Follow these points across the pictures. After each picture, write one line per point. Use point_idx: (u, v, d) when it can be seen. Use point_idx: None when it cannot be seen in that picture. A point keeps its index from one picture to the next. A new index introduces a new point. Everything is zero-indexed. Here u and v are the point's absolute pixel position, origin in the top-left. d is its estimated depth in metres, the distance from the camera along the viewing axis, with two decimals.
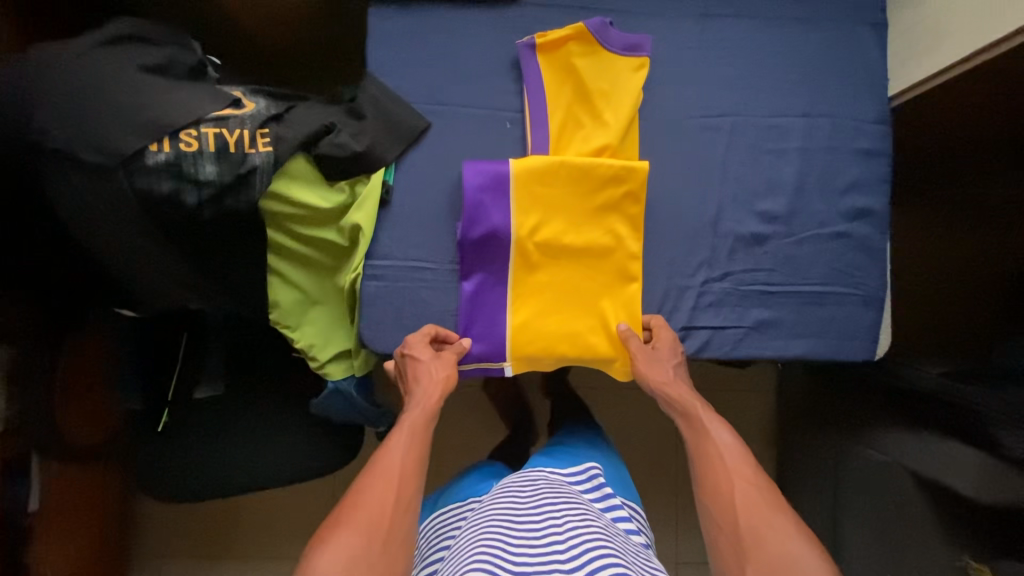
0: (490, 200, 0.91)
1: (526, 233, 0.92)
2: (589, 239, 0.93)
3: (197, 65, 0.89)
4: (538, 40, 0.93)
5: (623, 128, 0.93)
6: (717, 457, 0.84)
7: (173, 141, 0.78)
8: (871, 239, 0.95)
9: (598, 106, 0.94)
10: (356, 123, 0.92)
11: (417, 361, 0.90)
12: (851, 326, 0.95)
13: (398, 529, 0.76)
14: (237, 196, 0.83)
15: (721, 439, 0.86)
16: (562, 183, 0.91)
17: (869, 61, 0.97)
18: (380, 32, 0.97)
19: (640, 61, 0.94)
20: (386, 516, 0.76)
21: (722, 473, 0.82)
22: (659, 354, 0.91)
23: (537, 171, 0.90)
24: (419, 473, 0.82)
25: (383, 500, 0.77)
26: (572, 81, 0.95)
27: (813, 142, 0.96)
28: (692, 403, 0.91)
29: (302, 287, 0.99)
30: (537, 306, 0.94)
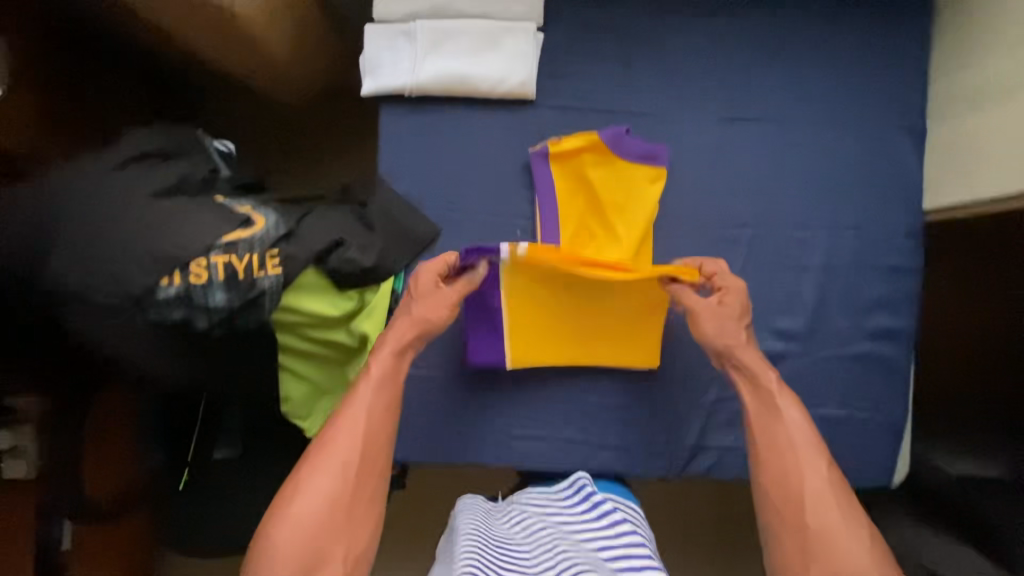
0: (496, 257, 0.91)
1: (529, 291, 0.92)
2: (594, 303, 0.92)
3: (208, 175, 0.90)
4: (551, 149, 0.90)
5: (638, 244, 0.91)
6: (787, 442, 0.76)
7: (183, 273, 0.78)
8: (894, 361, 0.92)
9: (613, 219, 0.91)
10: (366, 233, 0.91)
11: (412, 298, 0.86)
12: (867, 450, 0.92)
13: (364, 487, 0.77)
14: (247, 317, 0.84)
15: (790, 420, 0.77)
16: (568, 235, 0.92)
17: (904, 172, 0.91)
18: (391, 135, 0.95)
19: (659, 173, 0.91)
20: (352, 475, 0.77)
21: (790, 457, 0.74)
22: (727, 312, 0.83)
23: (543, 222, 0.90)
24: (387, 420, 0.81)
25: (348, 464, 0.77)
26: (585, 192, 0.92)
27: (837, 257, 0.92)
28: (764, 373, 0.81)
29: (311, 379, 1.02)
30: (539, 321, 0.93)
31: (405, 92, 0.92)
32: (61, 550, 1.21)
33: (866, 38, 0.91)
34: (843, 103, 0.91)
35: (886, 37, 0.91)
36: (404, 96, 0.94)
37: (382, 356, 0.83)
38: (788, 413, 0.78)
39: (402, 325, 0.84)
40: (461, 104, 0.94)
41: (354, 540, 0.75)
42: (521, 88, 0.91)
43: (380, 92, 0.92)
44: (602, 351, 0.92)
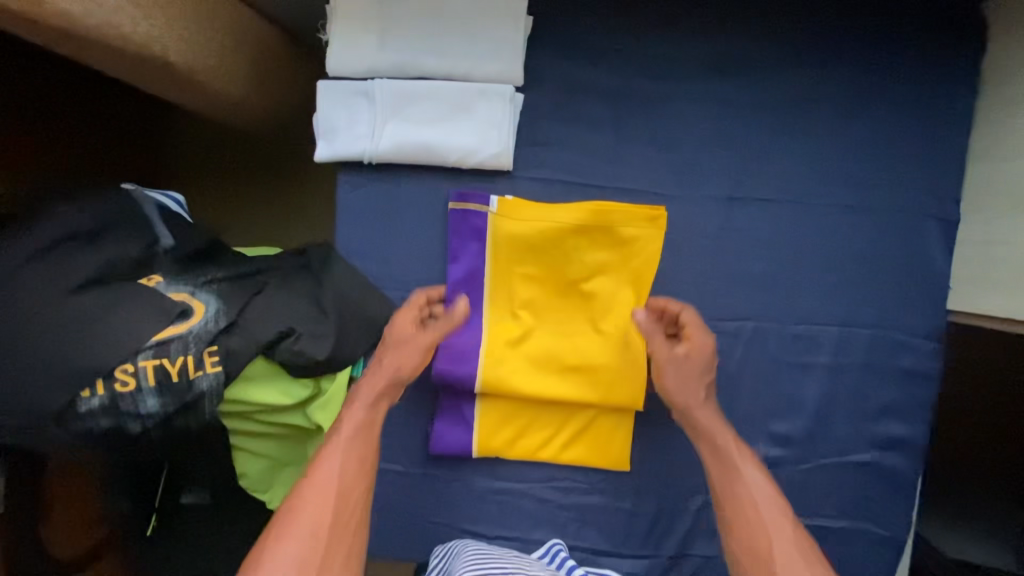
0: (467, 285, 0.83)
1: (501, 337, 0.83)
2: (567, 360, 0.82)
3: (143, 254, 0.81)
4: (518, 230, 0.80)
5: (621, 338, 0.82)
6: (761, 497, 0.66)
7: (107, 381, 0.70)
8: (901, 472, 0.83)
9: (596, 302, 0.83)
10: (319, 318, 0.82)
11: (385, 348, 0.77)
12: (864, 565, 0.84)
13: (337, 549, 0.63)
14: (185, 418, 0.76)
15: (753, 480, 0.68)
16: (543, 264, 0.82)
17: (929, 265, 0.80)
18: (349, 205, 0.84)
19: (650, 261, 0.80)
20: (324, 535, 0.63)
21: (756, 521, 0.64)
22: (687, 362, 0.75)
23: (518, 219, 0.80)
24: (363, 477, 0.69)
25: (318, 524, 0.63)
26: (556, 272, 0.83)
27: (845, 358, 0.82)
28: (720, 435, 0.72)
29: (269, 455, 0.96)
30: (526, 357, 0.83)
31: (364, 160, 0.81)
32: None
33: (895, 112, 0.78)
34: (863, 184, 0.80)
35: (919, 109, 0.78)
36: (363, 163, 0.82)
37: (355, 409, 0.72)
38: (751, 474, 0.68)
39: (375, 367, 0.75)
40: (427, 172, 0.83)
41: None
42: (495, 158, 0.80)
43: (336, 159, 0.81)
44: (580, 437, 0.85)
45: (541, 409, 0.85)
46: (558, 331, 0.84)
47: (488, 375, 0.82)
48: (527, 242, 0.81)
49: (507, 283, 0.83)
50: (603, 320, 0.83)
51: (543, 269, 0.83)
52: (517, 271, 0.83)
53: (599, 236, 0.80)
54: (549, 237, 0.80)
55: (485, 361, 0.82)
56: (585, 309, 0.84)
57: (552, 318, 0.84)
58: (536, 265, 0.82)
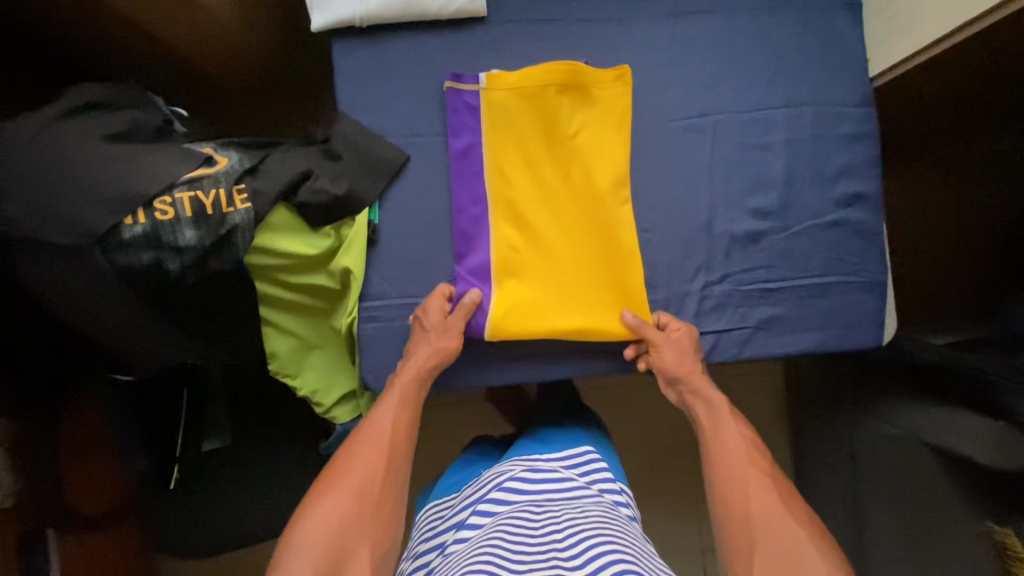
0: (467, 154, 0.92)
1: (501, 203, 0.92)
2: (560, 225, 0.92)
3: (163, 125, 0.88)
4: (504, 95, 0.91)
5: (610, 176, 0.92)
6: (736, 446, 0.83)
7: (147, 211, 0.76)
8: (867, 224, 0.94)
9: (582, 158, 0.93)
10: (334, 165, 0.90)
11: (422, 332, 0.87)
12: (855, 314, 0.94)
13: (386, 494, 0.77)
14: (221, 256, 0.82)
15: (733, 432, 0.84)
16: (530, 130, 0.92)
17: (846, 44, 0.95)
18: (347, 68, 0.94)
19: (622, 112, 0.93)
20: (378, 480, 0.78)
21: (730, 464, 0.81)
22: (674, 340, 0.89)
23: (505, 88, 0.91)
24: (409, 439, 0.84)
25: (374, 468, 0.78)
26: (545, 131, 0.92)
27: (797, 133, 0.95)
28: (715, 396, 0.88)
29: (300, 335, 1.00)
30: (532, 216, 0.92)
31: (356, 23, 0.92)
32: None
33: None
34: None
35: None
36: (355, 28, 0.93)
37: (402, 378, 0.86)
38: (733, 427, 0.85)
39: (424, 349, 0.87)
40: (413, 29, 0.94)
41: (377, 539, 0.74)
42: (471, 4, 0.92)
43: (330, 26, 0.92)
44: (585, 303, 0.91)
45: (554, 261, 0.92)
46: (552, 190, 0.92)
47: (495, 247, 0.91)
48: (514, 108, 0.91)
49: (502, 150, 0.92)
50: (590, 181, 0.92)
51: (530, 134, 0.92)
52: (508, 140, 0.92)
53: (575, 98, 0.93)
54: (531, 104, 0.91)
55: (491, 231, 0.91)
56: (578, 157, 0.93)
57: (546, 180, 0.92)
58: (524, 130, 0.92)
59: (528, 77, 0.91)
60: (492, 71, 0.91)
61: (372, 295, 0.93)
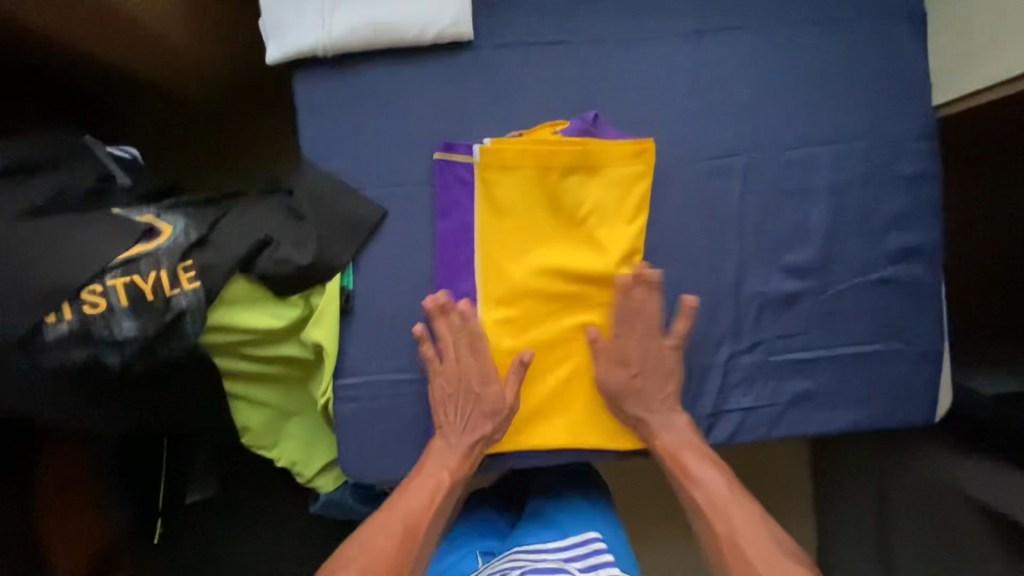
0: (457, 235, 0.79)
1: (493, 293, 0.79)
2: (562, 324, 0.80)
3: (98, 184, 0.76)
4: (499, 168, 0.77)
5: (616, 256, 0.78)
6: (714, 496, 0.74)
7: (74, 304, 0.65)
8: (922, 282, 0.81)
9: (589, 244, 0.79)
10: (298, 227, 0.77)
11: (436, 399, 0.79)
12: (903, 388, 0.81)
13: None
14: (168, 344, 0.70)
15: (705, 479, 0.75)
16: (531, 211, 0.79)
17: (907, 66, 0.80)
18: (311, 106, 0.80)
19: (636, 180, 0.78)
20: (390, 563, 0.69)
21: (726, 528, 0.71)
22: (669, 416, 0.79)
23: (503, 162, 0.77)
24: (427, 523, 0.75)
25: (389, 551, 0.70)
26: (548, 208, 0.79)
27: (844, 174, 0.80)
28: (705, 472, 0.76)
29: (272, 405, 0.89)
30: (529, 307, 0.79)
31: (320, 53, 0.78)
32: None
33: None
34: None
35: None
36: (319, 58, 0.79)
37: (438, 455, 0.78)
38: (700, 472, 0.76)
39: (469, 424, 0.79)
40: (388, 57, 0.80)
41: None
42: (456, 28, 0.77)
43: (290, 58, 0.78)
44: (591, 413, 0.81)
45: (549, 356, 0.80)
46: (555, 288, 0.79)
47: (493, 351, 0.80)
48: (512, 184, 0.78)
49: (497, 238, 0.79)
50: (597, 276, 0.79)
51: (531, 219, 0.79)
52: (502, 229, 0.79)
53: (585, 175, 0.78)
54: (532, 183, 0.78)
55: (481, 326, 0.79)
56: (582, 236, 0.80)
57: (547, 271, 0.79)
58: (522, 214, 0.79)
59: (527, 153, 0.76)
60: (488, 142, 0.77)
61: (348, 372, 0.81)
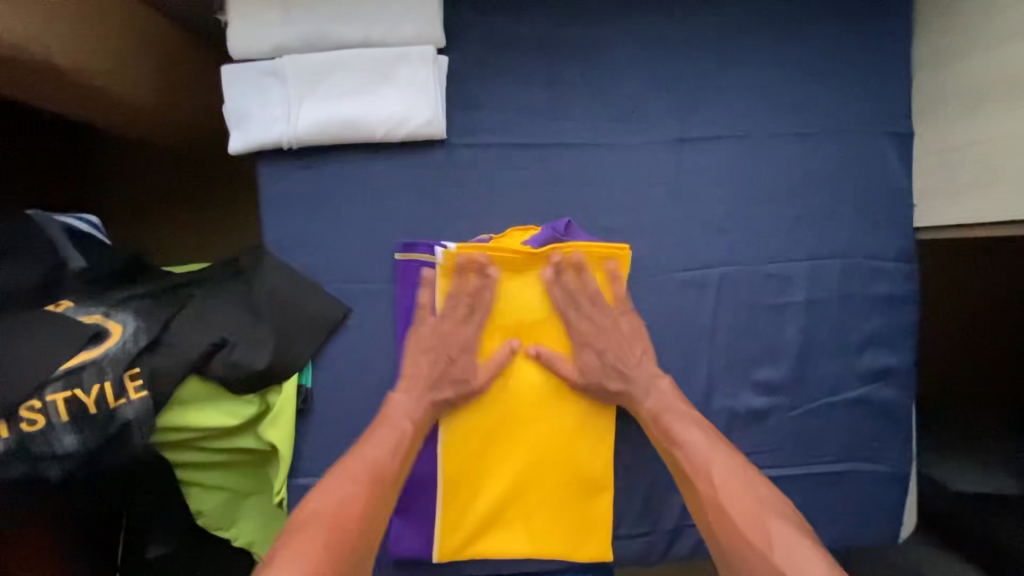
0: None
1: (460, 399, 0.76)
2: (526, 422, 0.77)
3: (47, 277, 0.73)
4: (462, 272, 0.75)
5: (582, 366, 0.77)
6: (698, 461, 0.67)
7: (12, 422, 0.62)
8: (895, 404, 0.79)
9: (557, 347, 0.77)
10: (255, 326, 0.74)
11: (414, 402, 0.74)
12: (871, 508, 0.80)
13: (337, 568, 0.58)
14: (113, 453, 0.68)
15: (690, 441, 0.68)
16: (498, 313, 0.77)
17: (890, 184, 0.78)
18: (275, 197, 0.77)
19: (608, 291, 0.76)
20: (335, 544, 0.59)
21: (706, 491, 0.65)
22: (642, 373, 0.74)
23: (470, 269, 0.75)
24: (375, 504, 0.65)
25: (336, 534, 0.60)
26: (515, 311, 0.77)
27: (821, 291, 0.78)
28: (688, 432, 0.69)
29: (229, 487, 0.87)
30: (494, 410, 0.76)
31: (284, 146, 0.75)
32: None
33: (833, 33, 0.77)
34: (810, 109, 0.77)
35: (854, 26, 0.77)
36: (285, 149, 0.76)
37: (391, 425, 0.71)
38: (686, 435, 0.69)
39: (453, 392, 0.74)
40: (357, 151, 0.77)
41: None
42: (427, 127, 0.74)
43: (253, 149, 0.75)
44: (552, 516, 0.78)
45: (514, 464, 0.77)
46: (538, 366, 0.77)
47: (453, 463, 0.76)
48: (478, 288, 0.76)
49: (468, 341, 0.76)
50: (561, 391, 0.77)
51: (501, 327, 0.77)
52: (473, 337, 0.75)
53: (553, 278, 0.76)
54: (500, 287, 0.76)
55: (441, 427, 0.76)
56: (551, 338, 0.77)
57: (525, 360, 0.77)
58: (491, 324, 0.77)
59: (492, 260, 0.75)
60: (451, 247, 0.74)
61: (305, 469, 0.79)
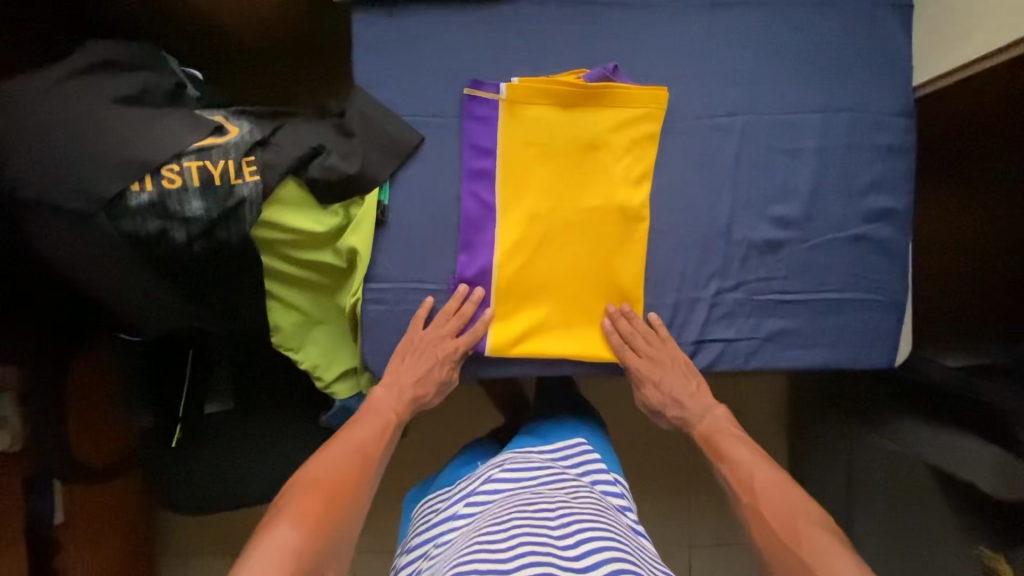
0: (485, 160, 0.90)
1: (515, 212, 0.90)
2: (569, 237, 0.90)
3: (175, 89, 0.86)
4: (521, 99, 0.88)
5: (622, 189, 0.90)
6: (743, 472, 0.86)
7: (155, 178, 0.75)
8: (893, 242, 0.91)
9: (600, 174, 0.90)
10: (346, 142, 0.88)
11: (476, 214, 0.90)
12: (870, 334, 0.91)
13: (341, 511, 0.79)
14: (227, 228, 0.80)
15: (735, 459, 0.88)
16: (549, 141, 0.89)
17: (893, 50, 0.90)
18: (366, 39, 0.91)
19: (646, 131, 0.90)
20: (333, 493, 0.81)
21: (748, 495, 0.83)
22: (700, 394, 0.93)
23: (528, 99, 0.88)
24: (372, 450, 0.88)
25: (333, 483, 0.81)
26: (565, 139, 0.89)
27: (830, 140, 0.91)
28: (737, 453, 0.89)
29: (303, 309, 0.98)
30: (543, 223, 0.90)
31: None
32: (54, 524, 1.18)
33: None
34: None
35: None
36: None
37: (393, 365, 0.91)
38: (734, 453, 0.89)
39: (429, 366, 0.89)
40: (438, 3, 0.91)
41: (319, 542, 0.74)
42: None
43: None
44: (587, 321, 0.92)
45: (556, 272, 0.91)
46: (583, 190, 0.90)
47: (510, 267, 0.90)
48: (534, 115, 0.89)
49: (519, 167, 0.90)
50: (601, 215, 0.90)
51: (550, 153, 0.89)
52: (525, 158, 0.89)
53: (600, 114, 0.89)
54: (552, 117, 0.89)
55: (495, 232, 0.90)
56: (595, 166, 0.90)
57: (572, 183, 0.90)
58: (542, 150, 0.89)
59: (548, 92, 0.88)
60: (514, 81, 0.88)
61: (377, 275, 0.91)
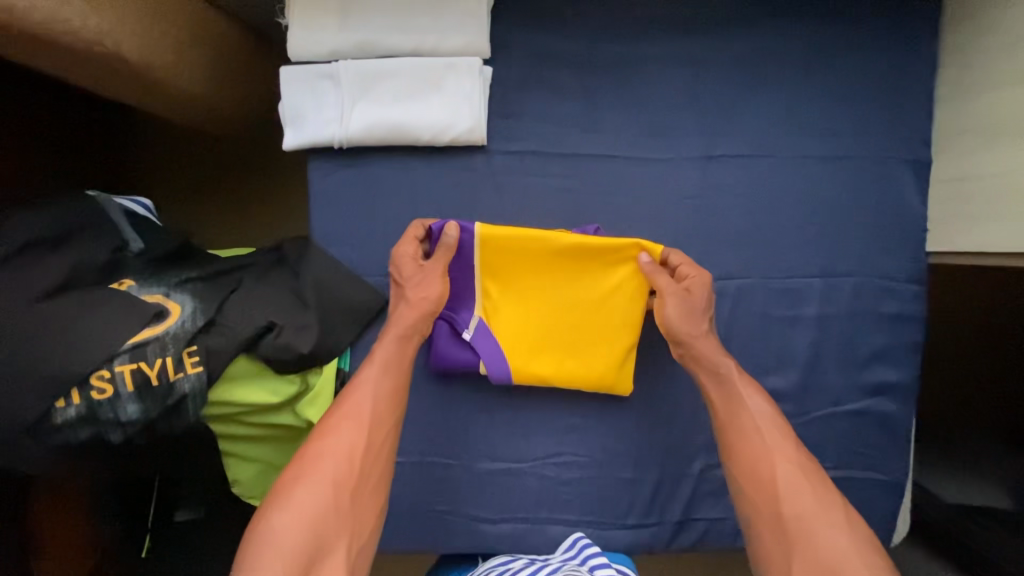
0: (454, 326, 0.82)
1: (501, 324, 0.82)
2: (565, 324, 0.82)
3: (111, 257, 0.77)
4: (490, 242, 0.78)
5: (605, 363, 0.81)
6: (749, 431, 0.68)
7: (83, 389, 0.69)
8: (894, 417, 0.84)
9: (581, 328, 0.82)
10: (300, 312, 0.79)
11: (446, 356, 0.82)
12: (865, 513, 0.85)
13: (366, 480, 0.67)
14: (169, 422, 0.74)
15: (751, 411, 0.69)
16: (528, 274, 0.81)
17: (905, 210, 0.82)
18: (324, 192, 0.82)
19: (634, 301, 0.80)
20: (358, 460, 0.67)
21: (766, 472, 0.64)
22: (695, 300, 0.74)
23: (499, 241, 0.78)
24: (392, 412, 0.72)
25: (350, 449, 0.67)
26: (548, 274, 0.81)
27: (832, 308, 0.83)
28: (752, 401, 0.70)
29: (262, 459, 0.89)
30: (531, 320, 0.82)
31: (334, 145, 0.79)
32: None
33: (862, 62, 0.80)
34: (833, 133, 0.81)
35: (883, 57, 0.80)
36: (334, 148, 0.81)
37: (400, 310, 0.76)
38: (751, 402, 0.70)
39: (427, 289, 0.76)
40: (401, 153, 0.82)
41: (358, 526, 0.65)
42: (469, 134, 0.79)
43: (304, 147, 0.80)
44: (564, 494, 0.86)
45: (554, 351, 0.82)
46: (572, 303, 0.82)
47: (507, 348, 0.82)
48: (506, 253, 0.79)
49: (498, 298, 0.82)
50: (582, 380, 0.82)
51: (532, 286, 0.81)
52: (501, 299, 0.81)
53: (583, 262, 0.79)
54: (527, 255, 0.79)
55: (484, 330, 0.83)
56: (577, 301, 0.81)
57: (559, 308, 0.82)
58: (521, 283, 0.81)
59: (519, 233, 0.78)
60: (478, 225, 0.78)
61: None
